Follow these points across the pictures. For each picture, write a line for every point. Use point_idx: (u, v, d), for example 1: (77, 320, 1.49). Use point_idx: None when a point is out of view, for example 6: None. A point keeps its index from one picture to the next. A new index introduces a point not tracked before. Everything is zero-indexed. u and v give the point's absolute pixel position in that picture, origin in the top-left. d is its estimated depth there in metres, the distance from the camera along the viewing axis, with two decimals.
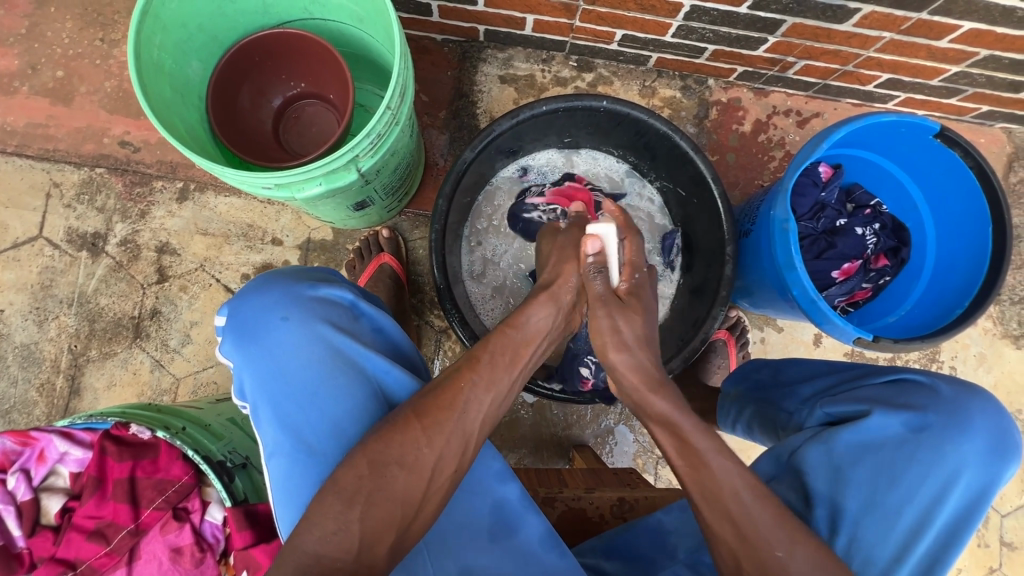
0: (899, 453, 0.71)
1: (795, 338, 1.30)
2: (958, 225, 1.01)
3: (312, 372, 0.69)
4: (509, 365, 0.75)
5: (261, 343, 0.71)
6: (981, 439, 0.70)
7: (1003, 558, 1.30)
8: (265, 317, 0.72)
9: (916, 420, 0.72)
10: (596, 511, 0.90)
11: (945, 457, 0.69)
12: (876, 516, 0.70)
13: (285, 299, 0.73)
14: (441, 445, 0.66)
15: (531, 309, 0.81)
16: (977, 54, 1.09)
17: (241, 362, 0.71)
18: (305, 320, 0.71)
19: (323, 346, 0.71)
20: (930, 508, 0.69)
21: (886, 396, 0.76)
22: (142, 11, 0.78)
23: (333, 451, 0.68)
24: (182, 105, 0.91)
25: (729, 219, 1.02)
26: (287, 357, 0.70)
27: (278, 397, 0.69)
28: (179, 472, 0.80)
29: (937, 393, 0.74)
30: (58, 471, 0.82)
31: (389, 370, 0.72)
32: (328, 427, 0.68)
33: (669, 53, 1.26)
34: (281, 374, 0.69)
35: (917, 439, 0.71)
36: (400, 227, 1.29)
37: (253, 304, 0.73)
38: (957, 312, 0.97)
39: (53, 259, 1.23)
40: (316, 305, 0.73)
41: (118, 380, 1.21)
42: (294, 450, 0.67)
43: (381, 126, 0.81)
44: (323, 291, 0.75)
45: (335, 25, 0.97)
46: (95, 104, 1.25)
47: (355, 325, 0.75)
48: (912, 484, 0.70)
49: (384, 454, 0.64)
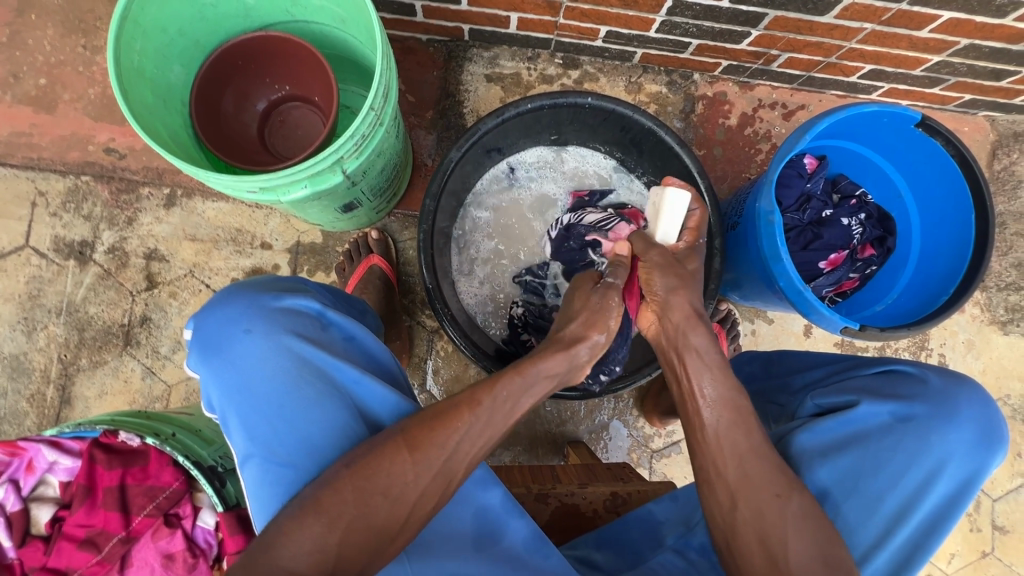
0: (885, 440, 0.72)
1: (785, 330, 1.31)
2: (942, 213, 1.02)
3: (277, 383, 0.69)
4: (508, 410, 0.71)
5: (225, 357, 0.70)
6: (968, 430, 0.71)
7: (995, 542, 1.31)
8: (228, 330, 0.71)
9: (904, 409, 0.73)
10: (589, 507, 0.91)
11: (931, 446, 0.70)
12: (859, 502, 0.71)
13: (249, 311, 0.73)
14: (427, 478, 0.66)
15: (543, 361, 0.73)
16: (958, 43, 1.10)
17: (206, 376, 0.71)
18: (269, 332, 0.71)
19: (289, 356, 0.70)
20: (914, 495, 0.70)
21: (874, 387, 0.77)
22: (121, 15, 0.77)
23: (304, 461, 0.68)
24: (165, 109, 0.91)
25: (716, 211, 1.03)
26: (251, 369, 0.69)
27: (245, 410, 0.69)
28: (170, 479, 0.81)
29: (925, 384, 0.75)
30: (47, 481, 0.81)
31: (358, 379, 0.72)
32: (299, 438, 0.68)
33: (654, 49, 1.27)
34: (246, 387, 0.69)
35: (904, 428, 0.72)
36: (389, 227, 1.29)
37: (217, 317, 0.73)
38: (943, 299, 0.98)
39: (40, 268, 1.22)
40: (280, 316, 0.73)
41: (109, 389, 1.20)
42: (265, 461, 0.67)
43: (365, 127, 0.81)
44: (288, 302, 0.75)
45: (318, 26, 0.97)
46: (79, 111, 1.25)
47: (322, 334, 0.74)
48: (897, 472, 0.71)
49: (369, 482, 0.64)
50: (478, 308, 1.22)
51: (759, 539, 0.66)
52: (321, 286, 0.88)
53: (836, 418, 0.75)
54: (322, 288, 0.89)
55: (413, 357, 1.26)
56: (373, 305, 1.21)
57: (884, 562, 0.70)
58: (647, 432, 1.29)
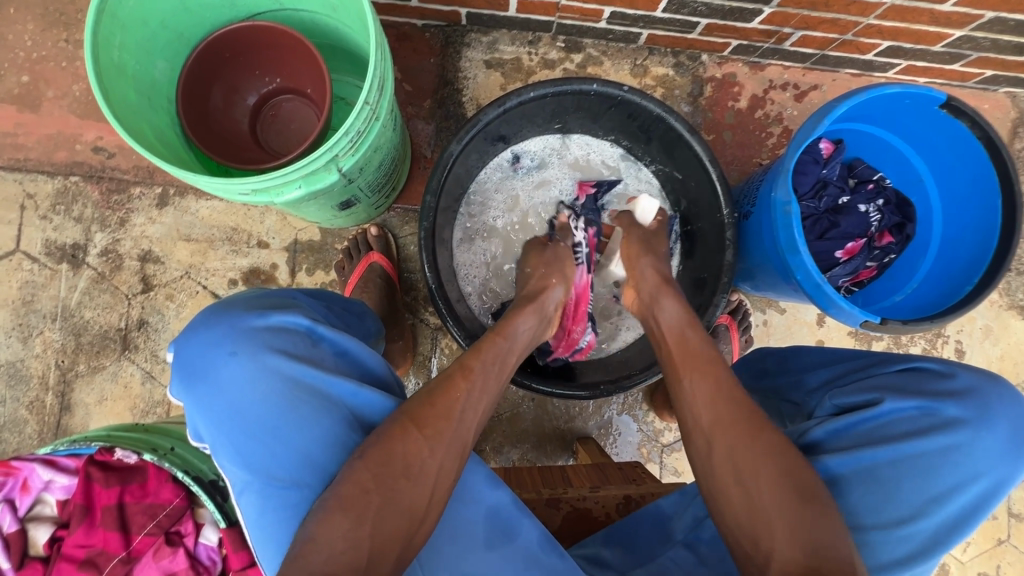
0: (911, 436, 0.69)
1: (798, 319, 1.28)
2: (967, 198, 0.97)
3: (268, 407, 0.63)
4: (499, 372, 0.79)
5: (210, 383, 0.65)
6: (999, 430, 0.68)
7: (1011, 529, 1.31)
8: (212, 353, 0.65)
9: (931, 405, 0.71)
10: (601, 511, 0.88)
11: (958, 445, 0.68)
12: (877, 497, 0.68)
13: (232, 332, 0.66)
14: (442, 454, 0.66)
15: (520, 318, 0.87)
16: (982, 17, 1.05)
17: (192, 404, 0.65)
18: (255, 354, 0.65)
19: (277, 376, 0.64)
20: (938, 492, 0.67)
21: (899, 384, 0.74)
22: (97, 10, 0.73)
23: (305, 481, 0.63)
24: (151, 108, 0.86)
25: (728, 201, 0.99)
26: (240, 394, 0.64)
27: (236, 437, 0.64)
28: (169, 495, 0.78)
29: (954, 380, 0.72)
30: (44, 499, 0.79)
31: (355, 391, 0.67)
32: (298, 458, 0.63)
33: (661, 29, 1.21)
34: (235, 412, 0.63)
35: (929, 422, 0.70)
36: (389, 223, 1.26)
37: (198, 339, 0.67)
38: (968, 290, 0.93)
39: (33, 273, 1.19)
40: (266, 336, 0.67)
41: (110, 395, 1.18)
42: (265, 485, 0.62)
43: (360, 122, 0.77)
44: (274, 320, 0.68)
45: (308, 14, 0.92)
46: (64, 109, 1.20)
47: (313, 352, 0.68)
48: (921, 468, 0.68)
49: (387, 467, 0.63)
50: (480, 303, 1.19)
51: (727, 473, 0.69)
52: (309, 296, 0.82)
53: (860, 414, 0.72)
54: (309, 296, 0.83)
55: (417, 356, 1.23)
56: (374, 305, 1.16)
57: (903, 560, 0.67)
58: (656, 426, 1.27)
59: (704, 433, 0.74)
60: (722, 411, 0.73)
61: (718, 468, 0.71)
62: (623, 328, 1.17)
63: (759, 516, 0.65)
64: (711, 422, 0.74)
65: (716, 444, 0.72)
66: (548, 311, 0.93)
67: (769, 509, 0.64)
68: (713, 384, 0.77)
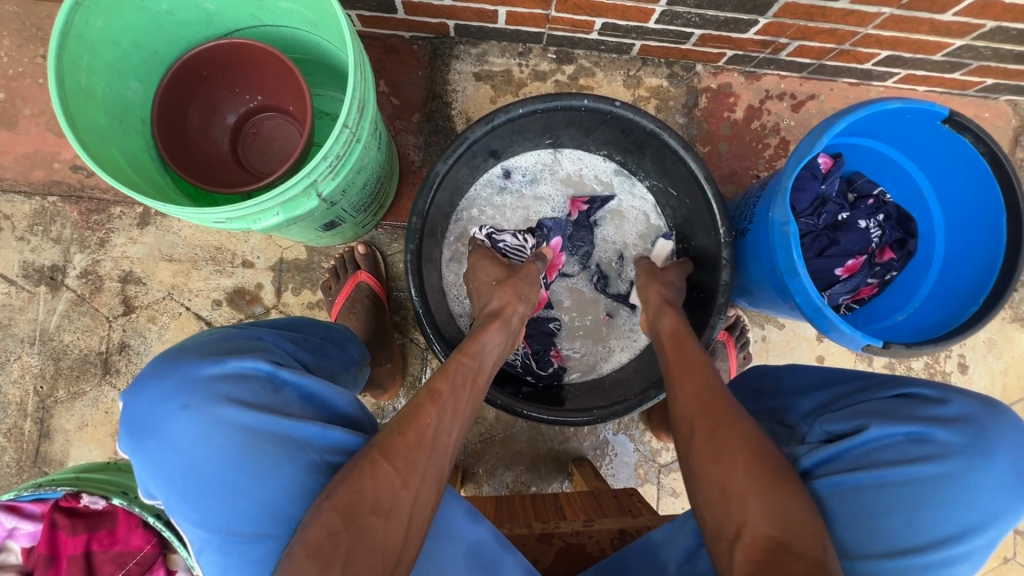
0: (900, 466, 0.66)
1: (798, 335, 1.25)
2: (970, 215, 0.94)
3: (225, 466, 0.58)
4: (470, 393, 0.78)
5: (159, 441, 0.58)
6: (996, 459, 0.64)
7: (1018, 547, 1.28)
8: (158, 410, 0.59)
9: (920, 432, 0.67)
10: (595, 546, 0.84)
11: (951, 474, 0.64)
12: (865, 529, 0.65)
13: (182, 384, 0.60)
14: (415, 485, 0.64)
15: (485, 338, 0.86)
16: (983, 26, 1.02)
17: (139, 464, 0.59)
18: (210, 407, 0.59)
19: (237, 428, 0.59)
20: (931, 528, 0.63)
21: (888, 410, 0.71)
22: (61, 32, 0.69)
23: (271, 534, 0.59)
24: (123, 131, 0.83)
25: (725, 220, 0.96)
26: (193, 451, 0.58)
27: (192, 496, 0.58)
28: (140, 542, 0.75)
29: (946, 406, 0.69)
30: (8, 546, 0.74)
31: (322, 433, 0.64)
32: (262, 511, 0.59)
33: (654, 40, 1.18)
34: (190, 469, 0.58)
35: (920, 450, 0.66)
36: (378, 241, 1.22)
37: (145, 393, 0.60)
38: (972, 310, 0.90)
39: (10, 295, 1.16)
40: (221, 385, 0.61)
41: (90, 421, 1.15)
42: (226, 542, 0.58)
43: (339, 146, 0.74)
44: (231, 366, 0.63)
45: (287, 30, 0.89)
46: (41, 126, 1.17)
47: (276, 398, 0.64)
48: (913, 502, 0.64)
49: (357, 505, 0.59)
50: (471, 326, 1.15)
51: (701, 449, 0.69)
52: (272, 332, 0.76)
53: (845, 443, 0.69)
54: (276, 333, 0.77)
55: (407, 377, 1.20)
56: (361, 329, 1.14)
57: None
58: (653, 446, 1.24)
59: (689, 424, 0.73)
60: (708, 398, 0.73)
61: (695, 454, 0.69)
62: (616, 349, 1.14)
63: (728, 492, 0.63)
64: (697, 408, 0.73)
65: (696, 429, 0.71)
66: (512, 327, 0.93)
67: (741, 484, 0.62)
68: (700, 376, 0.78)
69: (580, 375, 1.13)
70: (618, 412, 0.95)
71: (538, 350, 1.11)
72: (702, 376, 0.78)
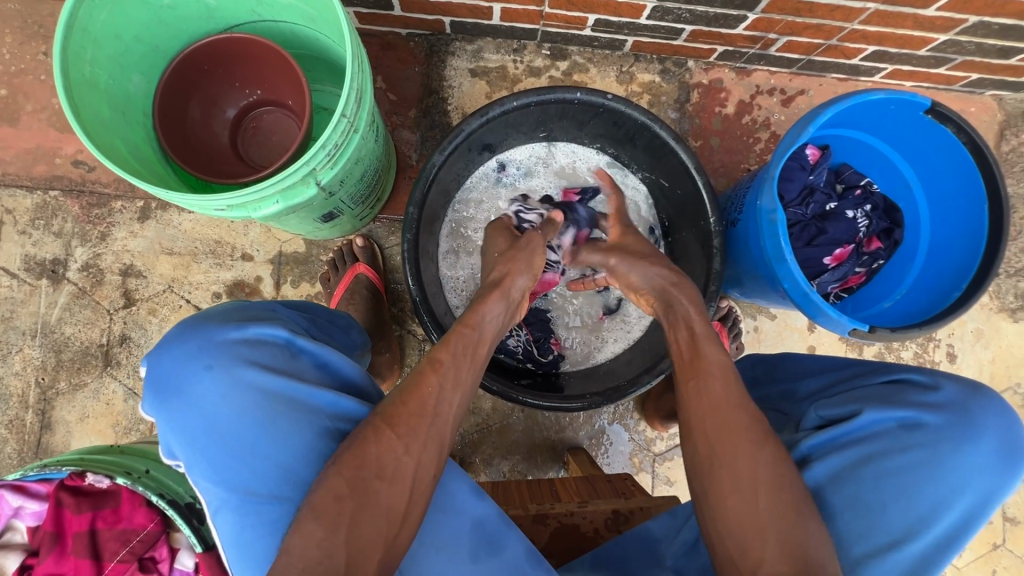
0: (894, 451, 0.68)
1: (789, 325, 1.27)
2: (954, 204, 0.96)
3: (243, 425, 0.61)
4: (472, 362, 0.77)
5: (185, 398, 0.62)
6: (984, 441, 0.66)
7: (1006, 534, 1.31)
8: (184, 369, 0.62)
9: (913, 417, 0.69)
10: (590, 526, 0.86)
11: (941, 456, 0.66)
12: (860, 511, 0.66)
13: (206, 346, 0.64)
14: (418, 450, 0.65)
15: (485, 308, 0.84)
16: (966, 21, 1.05)
17: (164, 421, 0.62)
18: (233, 368, 0.62)
19: (257, 390, 0.62)
20: (926, 512, 0.65)
21: (880, 395, 0.73)
22: (66, 25, 0.71)
23: (286, 495, 0.62)
24: (126, 123, 0.85)
25: (715, 210, 0.98)
26: (215, 410, 0.61)
27: (213, 453, 0.61)
28: (143, 520, 0.76)
29: (937, 391, 0.70)
30: (15, 525, 0.76)
31: (335, 400, 0.66)
32: (279, 473, 0.62)
33: (646, 36, 1.20)
34: (211, 427, 0.61)
35: (911, 434, 0.68)
36: (375, 234, 1.24)
37: (172, 353, 0.64)
38: (955, 296, 0.93)
39: (12, 289, 1.17)
40: (242, 348, 0.64)
41: (91, 412, 1.16)
42: (243, 502, 0.61)
43: (338, 135, 0.76)
44: (251, 331, 0.66)
45: (285, 25, 0.91)
46: (43, 122, 1.19)
47: (292, 363, 0.67)
48: (907, 486, 0.66)
49: (362, 470, 0.61)
50: None
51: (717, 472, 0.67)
52: (288, 309, 0.80)
53: (840, 428, 0.71)
54: (291, 310, 0.81)
55: (405, 368, 1.22)
56: (360, 318, 1.15)
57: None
58: (648, 435, 1.26)
59: (702, 437, 0.70)
60: (722, 412, 0.70)
61: (711, 479, 0.68)
62: (610, 340, 1.16)
63: (751, 521, 0.63)
64: (711, 424, 0.70)
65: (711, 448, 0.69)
66: (513, 298, 0.90)
67: (762, 515, 0.63)
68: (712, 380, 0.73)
69: (576, 363, 1.15)
70: (612, 396, 0.96)
71: (539, 337, 1.13)
72: (713, 376, 0.74)
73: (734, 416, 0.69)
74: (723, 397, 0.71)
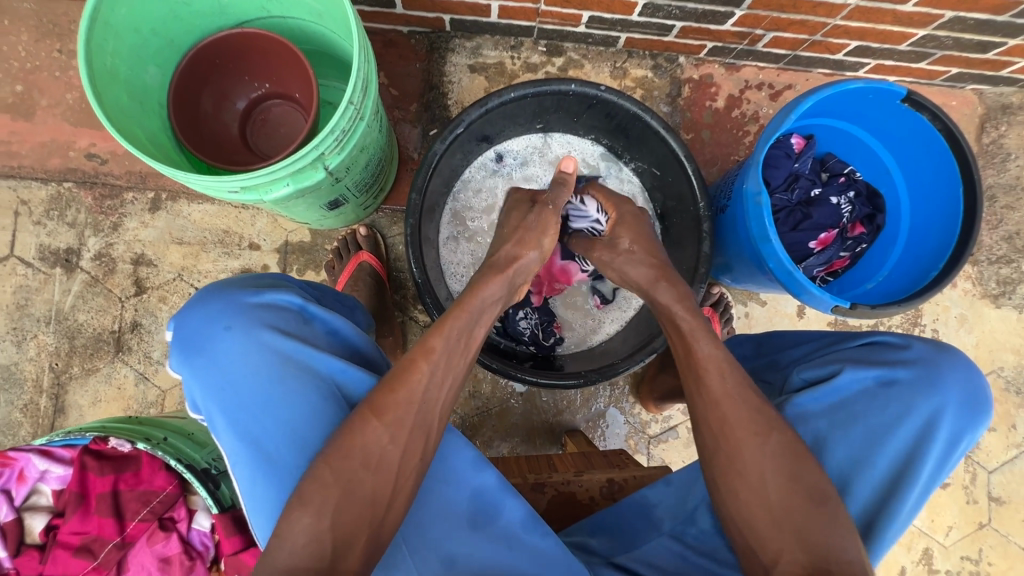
0: (871, 405, 0.73)
1: (779, 311, 1.32)
2: (931, 188, 1.01)
3: (258, 382, 0.67)
4: (464, 350, 0.76)
5: (206, 355, 0.68)
6: (954, 394, 0.70)
7: (992, 513, 1.34)
8: (207, 328, 0.69)
9: (889, 374, 0.74)
10: (585, 494, 0.91)
11: (915, 409, 0.70)
12: (845, 468, 0.71)
13: (228, 308, 0.70)
14: (404, 441, 0.67)
15: (486, 289, 0.81)
16: (942, 16, 1.10)
17: (188, 376, 0.68)
18: (250, 328, 0.68)
19: (271, 350, 0.68)
20: (901, 458, 0.70)
21: (858, 357, 0.77)
22: (90, 17, 0.76)
23: (292, 454, 0.66)
24: (143, 112, 0.89)
25: (704, 196, 1.03)
26: (233, 367, 0.67)
27: (230, 408, 0.67)
28: (163, 482, 0.80)
29: (909, 350, 0.76)
30: (40, 489, 0.80)
31: (343, 369, 0.70)
32: (286, 432, 0.66)
33: (638, 33, 1.25)
34: (229, 383, 0.67)
35: (888, 391, 0.73)
36: (378, 224, 1.29)
37: (197, 314, 0.70)
38: (933, 275, 0.98)
39: (27, 277, 1.21)
40: (259, 312, 0.70)
41: (103, 396, 1.20)
42: (254, 457, 0.65)
43: (345, 121, 0.80)
44: (267, 297, 0.72)
45: (294, 21, 0.96)
46: (58, 117, 1.23)
47: (304, 329, 0.72)
48: (884, 436, 0.71)
49: (347, 460, 0.64)
50: None
51: (730, 462, 0.69)
52: (302, 283, 0.85)
53: (822, 388, 0.75)
54: (304, 285, 0.87)
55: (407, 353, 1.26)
56: (364, 302, 1.20)
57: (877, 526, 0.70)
58: (643, 418, 1.30)
59: (715, 432, 0.71)
60: (730, 402, 0.71)
61: (721, 478, 0.70)
62: (606, 321, 1.20)
63: (767, 509, 0.67)
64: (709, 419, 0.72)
65: (722, 441, 0.70)
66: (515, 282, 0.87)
67: (779, 504, 0.66)
68: (716, 374, 0.73)
69: (572, 345, 1.19)
70: (605, 373, 1.01)
71: (544, 321, 1.18)
72: (715, 364, 0.74)
73: (747, 411, 0.70)
74: (730, 392, 0.72)
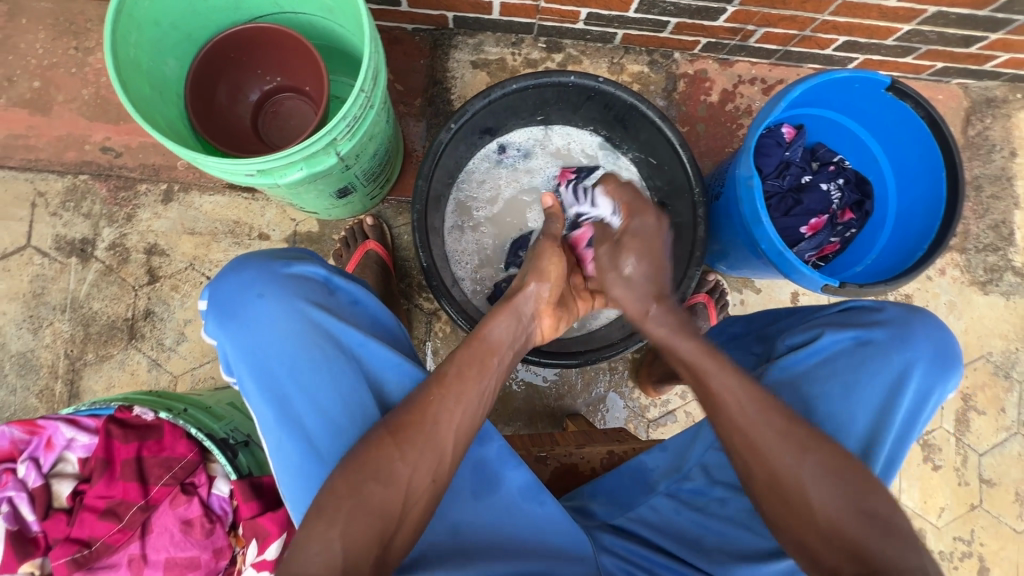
0: (851, 363, 0.77)
1: (773, 297, 1.35)
2: (915, 173, 1.05)
3: (287, 347, 0.72)
4: (477, 375, 0.77)
5: (239, 320, 0.73)
6: (925, 350, 0.75)
7: (983, 495, 1.38)
8: (241, 294, 0.73)
9: (865, 334, 0.78)
10: (587, 465, 0.95)
11: (890, 366, 0.75)
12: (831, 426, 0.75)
13: (260, 276, 0.75)
14: (414, 459, 0.69)
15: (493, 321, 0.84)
16: (925, 11, 1.15)
17: (223, 338, 0.73)
18: (281, 296, 0.73)
19: (300, 318, 0.73)
20: (880, 412, 0.74)
21: (838, 320, 0.82)
22: (117, 10, 0.80)
23: (315, 416, 0.72)
24: (161, 101, 0.94)
25: (699, 182, 1.07)
26: (264, 331, 0.72)
27: (260, 370, 0.72)
28: (184, 449, 0.85)
29: (883, 312, 0.80)
30: (66, 457, 0.85)
31: (362, 340, 0.75)
32: (309, 396, 0.72)
33: (635, 29, 1.30)
34: (261, 346, 0.72)
35: (865, 350, 0.77)
36: (384, 214, 1.33)
37: (230, 281, 0.75)
38: (918, 255, 1.02)
39: (43, 267, 1.25)
40: (289, 282, 0.75)
41: (117, 381, 1.23)
42: (280, 417, 0.71)
43: (357, 109, 0.84)
44: (296, 269, 0.77)
45: (305, 16, 1.00)
46: (74, 111, 1.27)
47: (330, 299, 0.77)
48: (863, 391, 0.75)
49: (361, 471, 0.67)
50: (472, 289, 1.26)
51: (772, 484, 0.70)
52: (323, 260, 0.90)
53: (804, 350, 0.79)
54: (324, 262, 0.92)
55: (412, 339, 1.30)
56: (372, 286, 1.22)
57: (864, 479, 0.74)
58: (642, 402, 1.33)
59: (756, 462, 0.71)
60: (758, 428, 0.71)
61: (766, 504, 0.71)
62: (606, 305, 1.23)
63: (819, 527, 0.68)
64: (751, 443, 0.72)
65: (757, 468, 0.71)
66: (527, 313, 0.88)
67: (833, 520, 0.67)
68: (737, 404, 0.73)
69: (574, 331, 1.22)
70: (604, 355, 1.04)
71: None
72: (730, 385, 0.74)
73: (778, 439, 0.70)
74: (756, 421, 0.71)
